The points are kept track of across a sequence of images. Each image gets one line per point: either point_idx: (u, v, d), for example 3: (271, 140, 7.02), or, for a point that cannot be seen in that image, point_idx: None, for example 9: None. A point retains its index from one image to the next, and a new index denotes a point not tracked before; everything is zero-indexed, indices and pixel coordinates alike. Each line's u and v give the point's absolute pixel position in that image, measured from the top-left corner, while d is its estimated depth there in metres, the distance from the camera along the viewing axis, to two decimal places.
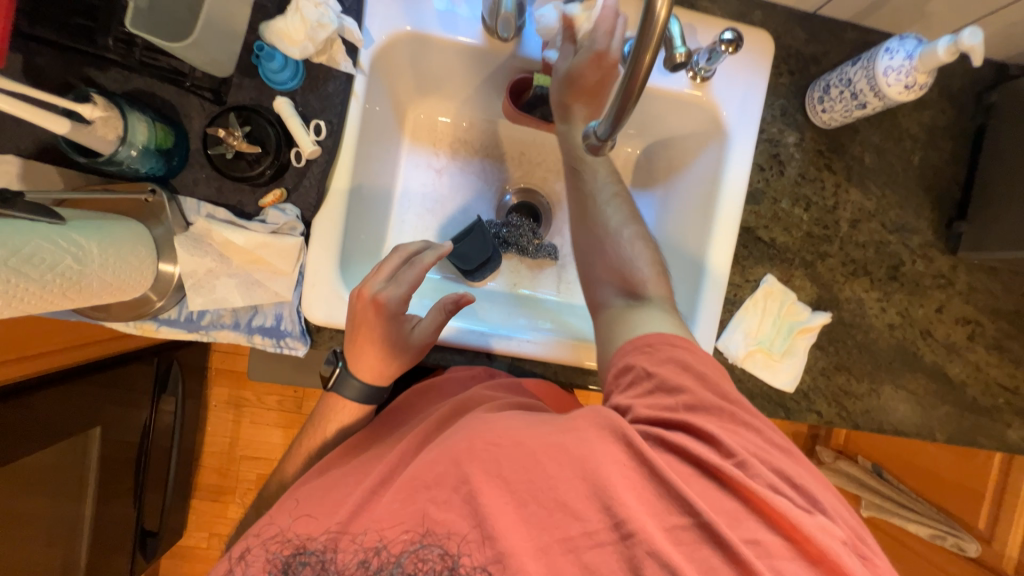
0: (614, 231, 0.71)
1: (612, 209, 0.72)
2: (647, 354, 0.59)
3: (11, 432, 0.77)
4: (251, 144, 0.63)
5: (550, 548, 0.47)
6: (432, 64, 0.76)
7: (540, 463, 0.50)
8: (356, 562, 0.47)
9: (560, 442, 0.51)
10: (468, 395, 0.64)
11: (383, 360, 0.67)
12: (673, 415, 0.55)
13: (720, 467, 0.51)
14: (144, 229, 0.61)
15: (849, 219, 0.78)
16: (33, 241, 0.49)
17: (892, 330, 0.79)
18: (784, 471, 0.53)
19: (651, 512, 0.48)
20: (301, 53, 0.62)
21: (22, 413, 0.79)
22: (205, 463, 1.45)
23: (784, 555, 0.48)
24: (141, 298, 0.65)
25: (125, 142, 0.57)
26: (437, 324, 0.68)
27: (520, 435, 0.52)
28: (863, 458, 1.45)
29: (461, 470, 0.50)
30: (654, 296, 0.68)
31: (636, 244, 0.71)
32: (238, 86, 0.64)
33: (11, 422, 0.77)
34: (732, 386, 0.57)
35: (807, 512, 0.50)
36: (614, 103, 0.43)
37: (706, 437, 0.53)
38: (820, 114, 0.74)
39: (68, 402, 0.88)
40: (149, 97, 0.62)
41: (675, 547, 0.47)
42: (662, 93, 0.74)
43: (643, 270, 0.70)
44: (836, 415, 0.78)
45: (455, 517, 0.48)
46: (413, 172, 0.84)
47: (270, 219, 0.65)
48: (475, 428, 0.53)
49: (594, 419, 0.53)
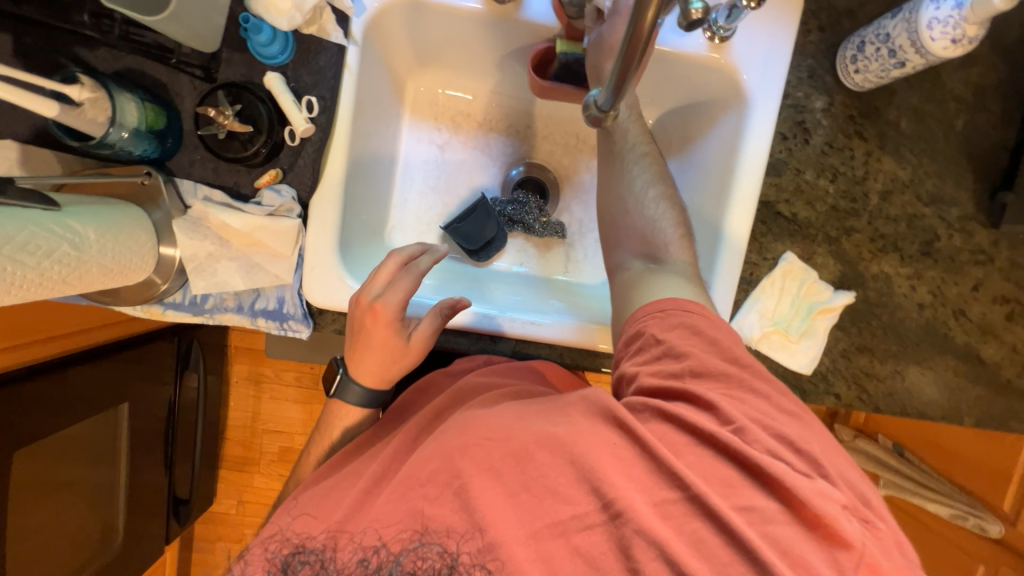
0: (639, 191, 0.68)
1: (639, 169, 0.68)
2: (658, 319, 0.58)
3: (41, 408, 0.81)
4: (242, 123, 0.61)
5: (540, 533, 0.46)
6: (430, 33, 0.72)
7: (531, 456, 0.49)
8: (355, 560, 0.47)
9: (549, 430, 0.50)
10: (465, 385, 0.64)
11: (383, 366, 0.67)
12: (678, 382, 0.53)
13: (715, 433, 0.49)
14: (143, 213, 0.61)
15: (880, 191, 0.72)
16: (26, 229, 0.48)
17: (921, 310, 0.74)
18: (785, 435, 0.51)
19: (640, 488, 0.47)
20: (290, 24, 0.58)
21: (50, 391, 0.82)
22: (230, 436, 1.51)
23: (781, 521, 0.46)
24: (146, 282, 0.65)
25: (115, 124, 0.56)
26: (435, 328, 0.66)
27: (512, 425, 0.52)
28: (884, 437, 1.41)
29: (454, 466, 0.49)
30: (677, 260, 0.65)
31: (662, 204, 0.67)
32: (228, 61, 0.62)
33: (40, 399, 0.80)
34: (742, 349, 0.55)
35: (806, 477, 0.48)
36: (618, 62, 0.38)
37: (705, 404, 0.51)
38: (853, 75, 0.67)
39: (98, 379, 0.91)
40: (140, 75, 0.60)
41: (664, 522, 0.45)
42: (676, 56, 0.68)
43: (666, 232, 0.66)
44: (857, 397, 0.75)
45: (447, 512, 0.47)
46: (415, 148, 0.81)
47: (265, 201, 0.64)
48: (469, 424, 0.52)
49: (584, 408, 0.53)
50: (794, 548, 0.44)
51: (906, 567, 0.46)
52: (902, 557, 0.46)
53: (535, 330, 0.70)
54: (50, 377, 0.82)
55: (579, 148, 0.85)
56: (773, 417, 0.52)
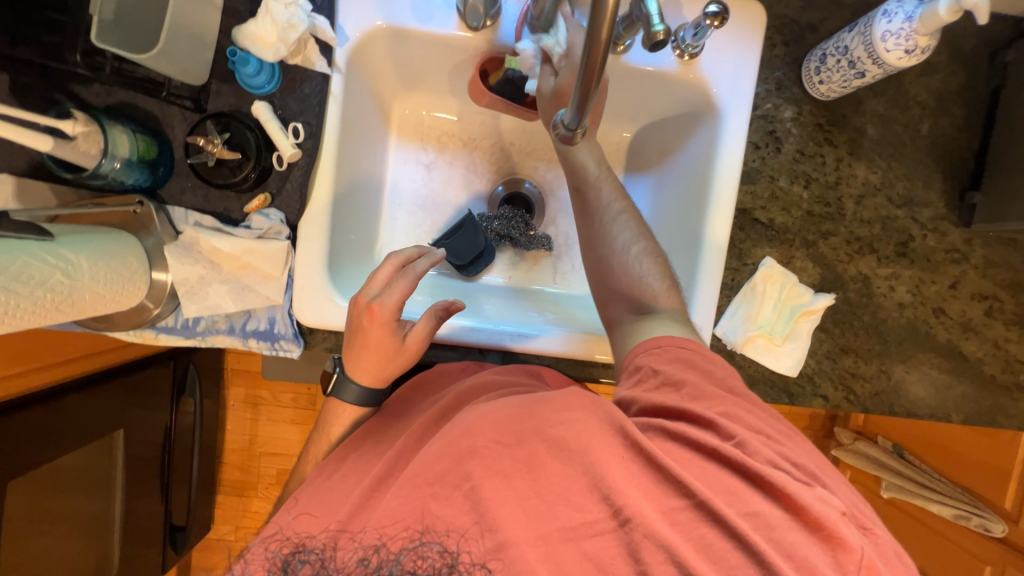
0: (623, 248, 0.70)
1: (620, 226, 0.71)
2: (655, 354, 0.60)
3: (35, 436, 0.81)
4: (231, 150, 0.63)
5: (550, 536, 0.46)
6: (412, 59, 0.75)
7: (542, 462, 0.50)
8: (355, 560, 0.45)
9: (558, 437, 0.51)
10: (467, 389, 0.64)
11: (378, 365, 0.67)
12: (676, 404, 0.54)
13: (718, 447, 0.50)
14: (135, 240, 0.62)
15: (853, 195, 0.74)
16: (20, 258, 0.50)
17: (902, 309, 0.76)
18: (785, 454, 0.52)
19: (649, 496, 0.47)
20: (275, 56, 0.61)
21: (43, 419, 0.82)
22: (227, 460, 1.50)
23: (785, 527, 0.46)
24: (139, 307, 0.66)
25: (107, 155, 0.58)
26: (429, 330, 0.67)
27: (524, 423, 0.52)
28: (883, 439, 1.43)
29: (465, 468, 0.50)
30: (666, 307, 0.66)
31: (646, 261, 0.69)
32: (217, 92, 0.64)
33: (33, 427, 0.81)
34: (736, 379, 0.58)
35: (805, 484, 0.49)
36: (581, 80, 0.39)
37: (705, 422, 0.52)
38: (818, 85, 0.69)
39: (91, 407, 0.92)
40: (132, 108, 0.62)
41: (671, 528, 0.46)
42: (645, 73, 0.71)
43: (653, 285, 0.68)
44: (844, 398, 0.76)
45: (455, 512, 0.48)
46: (402, 168, 0.83)
47: (254, 224, 0.65)
48: (475, 422, 0.54)
49: (595, 415, 0.53)
50: (801, 553, 0.44)
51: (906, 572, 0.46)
52: (902, 565, 0.47)
53: (525, 343, 0.72)
54: (44, 406, 0.83)
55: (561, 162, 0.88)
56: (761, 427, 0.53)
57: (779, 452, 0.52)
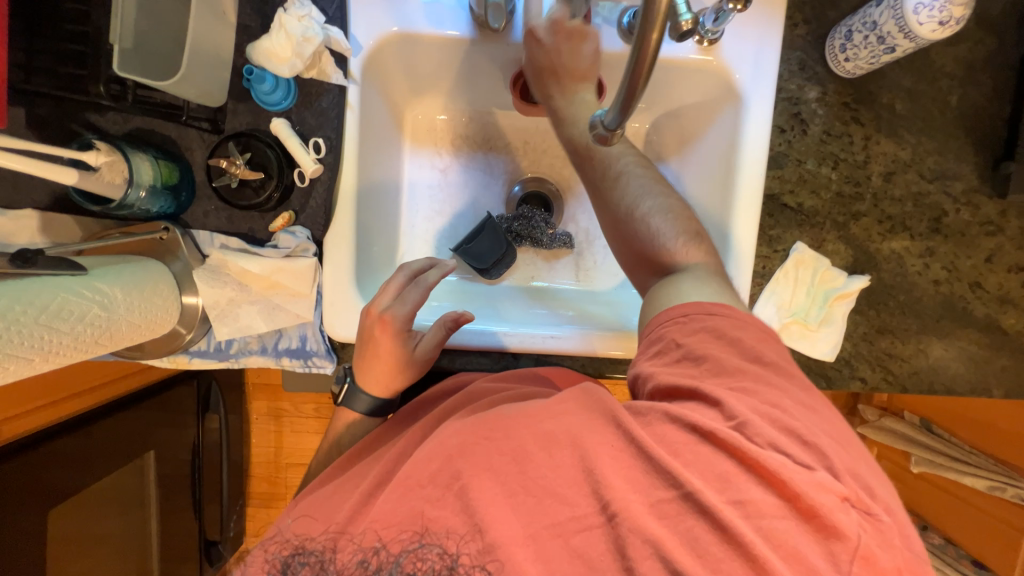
0: (643, 198, 0.66)
1: (643, 175, 0.68)
2: (680, 324, 0.55)
3: (69, 462, 0.82)
4: (253, 170, 0.62)
5: (539, 534, 0.46)
6: (424, 64, 0.73)
7: (530, 456, 0.49)
8: (355, 561, 0.46)
9: (549, 430, 0.50)
10: (471, 389, 0.65)
11: (389, 375, 0.68)
12: (693, 381, 0.51)
13: (715, 429, 0.46)
14: (163, 267, 0.62)
15: (882, 172, 0.72)
16: (59, 296, 0.50)
17: (937, 286, 0.74)
18: (792, 427, 0.47)
19: (635, 487, 0.46)
20: (290, 71, 0.60)
21: (77, 445, 0.84)
22: (254, 472, 1.52)
23: (776, 514, 0.44)
24: (171, 333, 0.66)
25: (132, 184, 0.57)
26: (438, 340, 0.68)
27: (509, 422, 0.51)
28: (909, 414, 1.42)
29: (453, 467, 0.49)
30: (693, 264, 0.62)
31: (669, 219, 0.65)
32: (233, 112, 0.63)
33: (66, 455, 0.82)
34: (766, 347, 0.52)
35: (805, 469, 0.45)
36: (627, 73, 0.37)
37: (711, 401, 0.49)
38: (843, 63, 0.68)
39: (119, 432, 0.92)
40: (151, 134, 0.61)
41: (658, 521, 0.45)
42: (666, 62, 0.70)
43: (672, 242, 0.64)
44: (882, 379, 0.75)
45: (448, 514, 0.48)
46: (418, 175, 0.82)
47: (281, 243, 0.65)
48: (467, 424, 0.52)
49: (583, 401, 0.52)
50: (798, 549, 0.42)
51: (908, 559, 0.43)
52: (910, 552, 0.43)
53: (556, 343, 0.71)
54: (70, 434, 0.83)
55: None
56: (776, 399, 0.49)
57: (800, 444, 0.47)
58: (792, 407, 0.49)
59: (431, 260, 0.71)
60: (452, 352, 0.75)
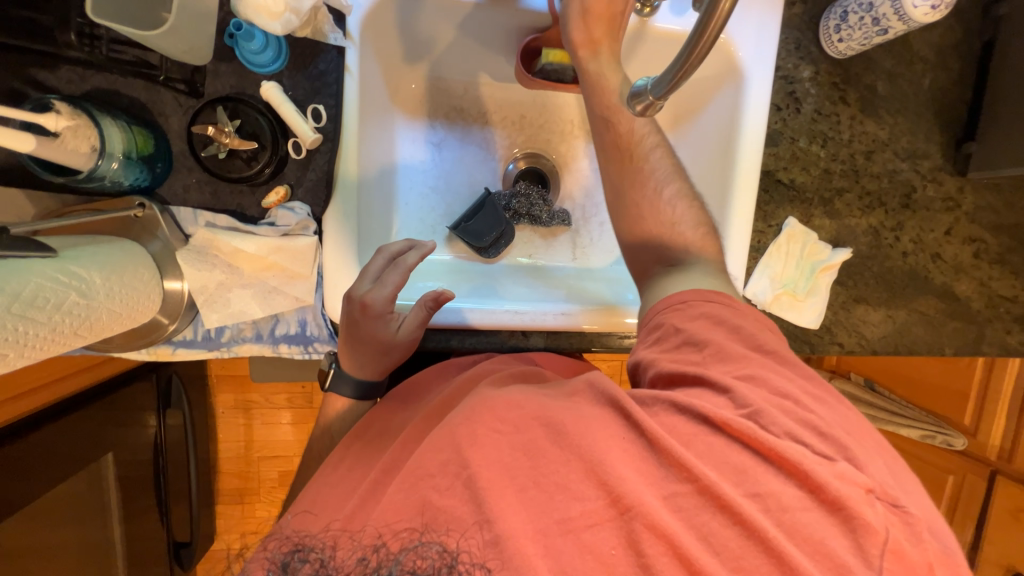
0: (656, 180, 0.67)
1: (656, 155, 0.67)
2: (679, 311, 0.59)
3: (18, 469, 0.74)
4: (244, 139, 0.56)
5: (549, 530, 0.44)
6: (422, 27, 0.68)
7: (542, 449, 0.49)
8: (355, 560, 0.43)
9: (554, 419, 0.50)
10: (477, 369, 0.64)
11: (372, 359, 0.65)
12: (696, 368, 0.54)
13: (728, 419, 0.48)
14: (140, 247, 0.56)
15: (863, 151, 0.77)
16: (32, 282, 0.43)
17: (905, 257, 0.81)
18: (796, 407, 0.50)
19: (647, 481, 0.46)
20: (284, 29, 0.53)
21: (28, 449, 0.75)
22: (223, 469, 1.43)
23: (801, 506, 0.45)
24: (151, 324, 0.60)
25: (103, 154, 0.50)
26: (420, 321, 0.64)
27: (522, 410, 0.51)
28: (855, 375, 1.52)
29: (461, 454, 0.48)
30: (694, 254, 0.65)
31: (672, 208, 0.67)
32: (214, 73, 0.56)
33: (13, 465, 0.73)
34: (766, 335, 0.56)
35: (826, 460, 0.46)
36: (673, 70, 0.43)
37: (721, 389, 0.51)
38: (837, 44, 0.70)
39: (70, 434, 0.84)
40: (115, 97, 0.54)
41: (674, 514, 0.45)
42: (673, 36, 0.70)
43: (680, 232, 0.66)
44: (857, 343, 0.82)
45: (456, 503, 0.46)
46: (411, 149, 0.78)
47: (279, 220, 0.59)
48: (477, 411, 0.51)
49: (592, 395, 0.54)
50: (802, 526, 0.44)
51: (936, 551, 0.44)
52: (934, 544, 0.44)
53: (565, 321, 0.71)
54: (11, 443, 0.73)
55: (574, 134, 0.85)
56: (788, 391, 0.51)
57: (799, 419, 0.49)
58: (804, 398, 0.51)
59: (407, 241, 0.65)
60: (462, 333, 0.73)
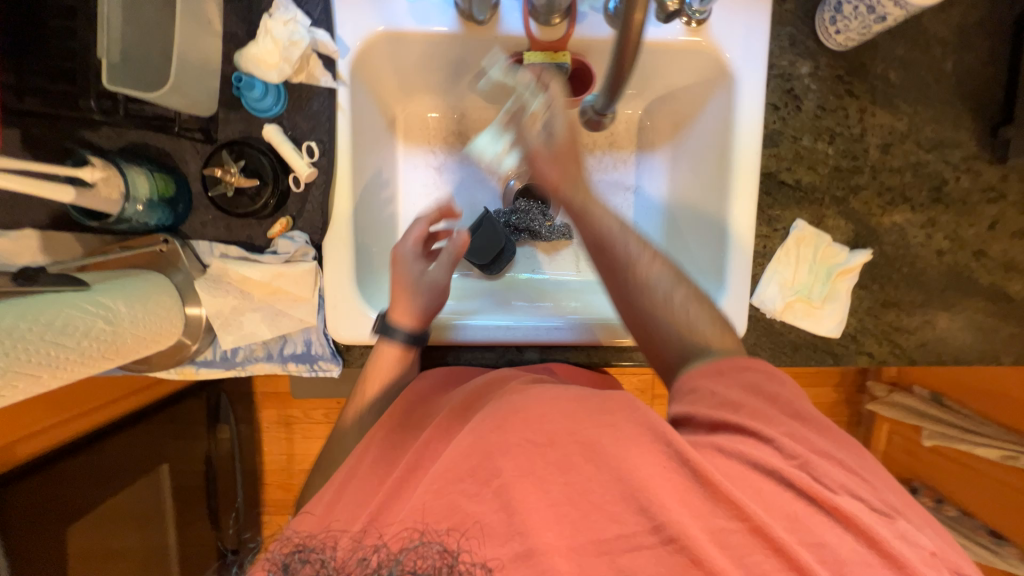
0: (651, 289, 0.61)
1: (640, 258, 0.62)
2: (716, 377, 0.55)
3: (86, 475, 0.84)
4: (249, 177, 0.62)
5: (583, 548, 0.44)
6: (413, 63, 0.73)
7: (577, 466, 0.47)
8: (355, 560, 0.44)
9: (592, 440, 0.47)
10: (501, 372, 0.61)
11: (402, 308, 0.67)
12: (740, 418, 0.51)
13: (780, 469, 0.47)
14: (165, 278, 0.62)
15: (879, 145, 0.72)
16: (64, 312, 0.50)
17: (941, 256, 0.74)
18: (829, 462, 0.49)
19: (691, 512, 0.44)
20: (279, 76, 0.60)
21: (95, 457, 0.86)
22: (268, 480, 1.52)
23: (858, 559, 0.43)
24: (176, 345, 0.66)
25: (129, 198, 0.57)
26: (446, 264, 0.71)
27: (556, 425, 0.48)
28: (920, 388, 1.39)
29: (493, 463, 0.47)
30: (711, 345, 0.58)
31: (686, 301, 0.60)
32: (225, 120, 0.63)
33: (84, 470, 0.84)
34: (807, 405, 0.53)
35: (884, 518, 0.46)
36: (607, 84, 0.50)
37: (768, 439, 0.49)
38: (834, 36, 0.67)
39: (128, 445, 0.94)
40: (145, 148, 0.62)
41: (720, 551, 0.43)
42: (655, 46, 0.69)
43: (692, 320, 0.60)
44: (890, 353, 0.75)
45: (487, 510, 0.46)
46: (413, 174, 0.81)
47: (280, 249, 0.65)
48: (506, 418, 0.49)
49: (636, 420, 0.49)
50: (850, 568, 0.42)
51: None
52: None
53: (559, 335, 0.72)
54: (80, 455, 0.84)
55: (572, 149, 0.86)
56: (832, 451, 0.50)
57: (847, 474, 0.48)
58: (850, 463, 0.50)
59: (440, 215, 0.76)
60: (458, 349, 0.75)
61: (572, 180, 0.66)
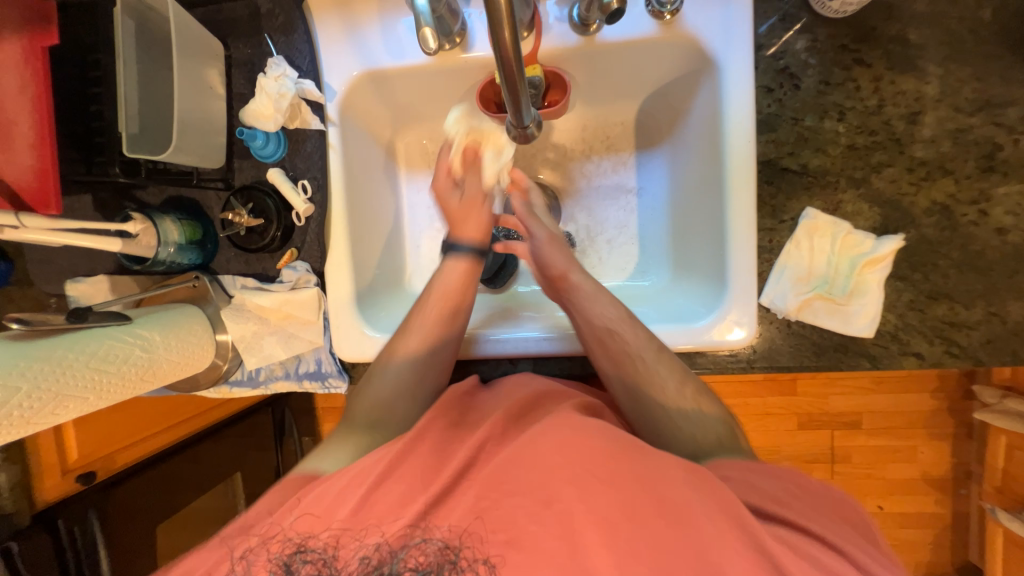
0: (647, 367, 0.65)
1: (641, 340, 0.66)
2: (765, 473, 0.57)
3: (179, 480, 0.96)
4: (255, 216, 0.70)
5: None
6: (403, 96, 0.78)
7: (644, 516, 0.48)
8: (356, 559, 0.47)
9: (664, 495, 0.49)
10: (549, 392, 0.63)
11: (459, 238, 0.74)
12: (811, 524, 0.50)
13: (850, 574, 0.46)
14: (199, 310, 0.72)
15: (904, 115, 0.63)
16: (105, 343, 0.61)
17: (1004, 236, 0.62)
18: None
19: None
20: (275, 125, 0.68)
21: (183, 464, 0.97)
22: None
23: None
24: (212, 366, 0.76)
25: (161, 243, 0.67)
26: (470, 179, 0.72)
27: (628, 468, 0.51)
28: None
29: (553, 490, 0.50)
30: (694, 413, 0.64)
31: (681, 379, 0.65)
32: (240, 168, 0.72)
33: (175, 476, 0.96)
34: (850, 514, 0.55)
35: None
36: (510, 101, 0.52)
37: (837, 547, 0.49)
38: (828, 3, 0.61)
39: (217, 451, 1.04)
40: (181, 199, 0.73)
41: None
42: (629, 44, 0.67)
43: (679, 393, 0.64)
44: (946, 353, 0.64)
45: (541, 531, 0.48)
46: (416, 197, 0.85)
47: (286, 278, 0.72)
48: (575, 444, 0.52)
49: (712, 491, 0.49)
50: None
51: None
52: None
53: (543, 347, 0.70)
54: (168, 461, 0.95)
55: (569, 157, 0.85)
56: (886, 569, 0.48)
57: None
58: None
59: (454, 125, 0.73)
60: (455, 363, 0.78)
61: (572, 274, 0.72)
